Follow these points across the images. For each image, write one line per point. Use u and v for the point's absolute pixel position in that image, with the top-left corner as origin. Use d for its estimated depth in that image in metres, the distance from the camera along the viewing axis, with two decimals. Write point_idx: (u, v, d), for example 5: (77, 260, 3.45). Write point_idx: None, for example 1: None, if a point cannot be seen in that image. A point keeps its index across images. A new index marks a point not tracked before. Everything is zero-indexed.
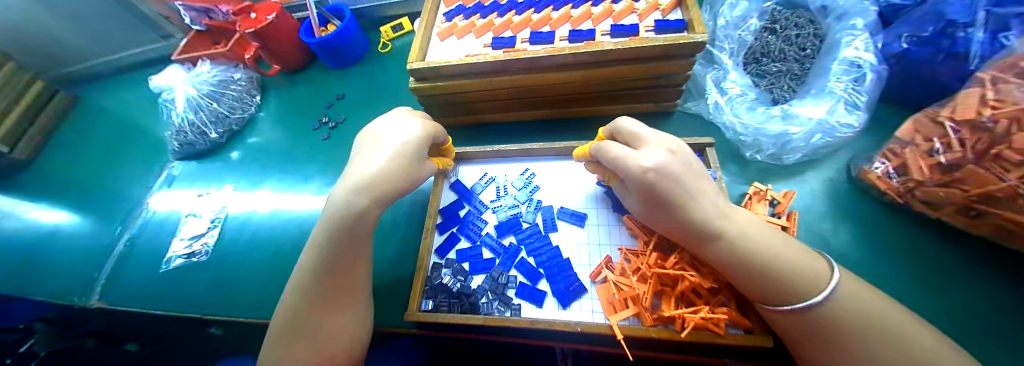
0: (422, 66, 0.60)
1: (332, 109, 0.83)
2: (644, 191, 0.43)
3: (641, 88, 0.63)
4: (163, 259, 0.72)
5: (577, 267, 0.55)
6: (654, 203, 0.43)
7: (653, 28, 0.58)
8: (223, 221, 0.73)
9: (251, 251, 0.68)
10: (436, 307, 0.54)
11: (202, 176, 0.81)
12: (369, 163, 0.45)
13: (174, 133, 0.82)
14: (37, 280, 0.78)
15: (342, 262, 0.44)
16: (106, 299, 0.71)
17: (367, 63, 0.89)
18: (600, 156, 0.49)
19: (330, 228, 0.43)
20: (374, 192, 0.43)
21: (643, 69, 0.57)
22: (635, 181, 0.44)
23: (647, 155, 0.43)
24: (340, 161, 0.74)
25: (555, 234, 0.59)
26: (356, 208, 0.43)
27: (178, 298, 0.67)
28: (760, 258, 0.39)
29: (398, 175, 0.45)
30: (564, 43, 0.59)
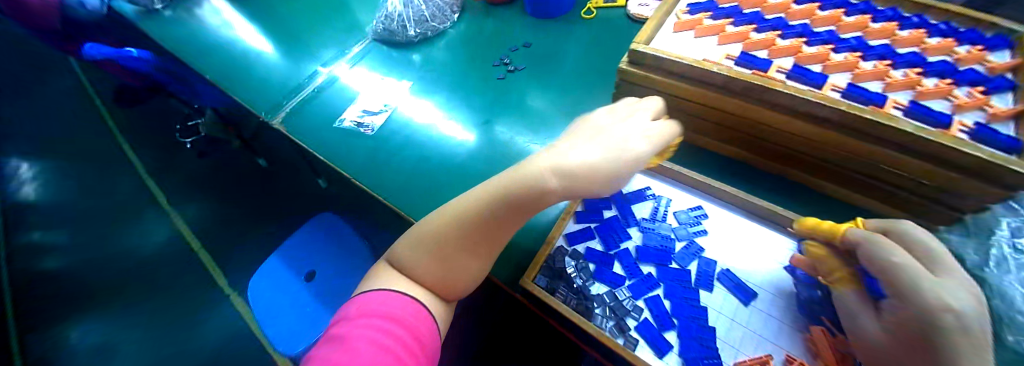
0: (648, 52, 0.54)
1: (515, 54, 0.93)
2: (906, 323, 0.30)
3: (882, 182, 0.52)
4: (338, 118, 0.87)
5: (720, 344, 0.46)
6: (911, 345, 0.30)
7: (969, 130, 0.45)
8: (392, 111, 0.87)
9: (406, 146, 0.81)
10: (551, 289, 0.52)
11: (386, 64, 0.97)
12: (584, 153, 0.40)
13: (382, 19, 0.97)
14: (235, 84, 0.93)
15: (500, 219, 0.41)
16: (286, 126, 0.85)
17: (558, 28, 0.96)
18: (861, 247, 0.37)
19: (511, 186, 0.40)
20: (577, 186, 0.39)
21: (915, 167, 0.46)
22: (904, 303, 0.31)
23: (949, 285, 0.29)
24: (500, 104, 0.86)
25: (707, 293, 0.51)
26: (545, 187, 0.39)
27: (340, 152, 0.80)
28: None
29: (608, 177, 0.40)
30: (833, 94, 0.49)
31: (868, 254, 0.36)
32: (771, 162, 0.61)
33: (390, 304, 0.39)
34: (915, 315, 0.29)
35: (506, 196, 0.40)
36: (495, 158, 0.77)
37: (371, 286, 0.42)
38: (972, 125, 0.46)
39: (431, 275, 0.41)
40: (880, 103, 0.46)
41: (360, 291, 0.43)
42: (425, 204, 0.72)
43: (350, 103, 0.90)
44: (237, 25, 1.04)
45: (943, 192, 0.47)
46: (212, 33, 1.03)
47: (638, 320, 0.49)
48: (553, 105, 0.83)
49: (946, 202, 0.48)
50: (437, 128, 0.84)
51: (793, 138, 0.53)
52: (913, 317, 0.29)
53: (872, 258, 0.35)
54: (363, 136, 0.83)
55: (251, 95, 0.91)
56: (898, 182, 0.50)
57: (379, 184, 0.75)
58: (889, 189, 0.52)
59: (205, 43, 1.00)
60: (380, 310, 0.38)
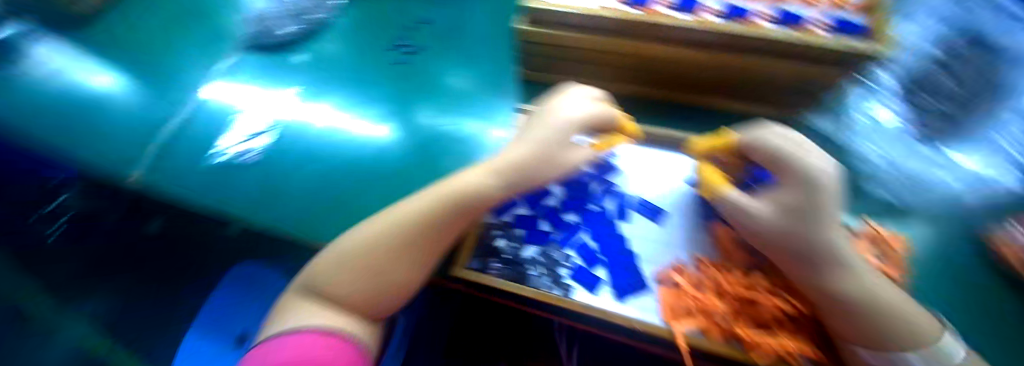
0: (542, 6, 0.51)
1: (409, 34, 0.89)
2: (790, 196, 0.38)
3: (756, 85, 0.57)
4: (212, 150, 0.77)
5: (641, 262, 0.52)
6: (795, 209, 0.37)
7: (829, 28, 0.46)
8: (280, 125, 0.80)
9: (310, 160, 0.75)
10: (484, 268, 0.52)
11: (265, 75, 0.87)
12: (522, 145, 0.48)
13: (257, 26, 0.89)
14: (78, 140, 0.77)
15: (437, 234, 0.44)
16: (149, 175, 0.73)
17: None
18: (745, 145, 0.44)
19: (444, 205, 0.44)
20: (515, 178, 0.46)
21: (777, 67, 0.50)
22: (788, 178, 0.39)
23: (815, 156, 0.38)
24: (404, 91, 0.82)
25: (621, 224, 0.57)
26: (481, 191, 0.45)
27: (226, 187, 0.72)
28: (877, 316, 0.34)
29: (545, 158, 0.47)
30: (712, 16, 0.48)
31: (752, 149, 0.43)
32: (663, 90, 0.67)
33: (293, 354, 0.34)
34: (801, 186, 0.37)
35: (446, 215, 0.44)
36: (406, 150, 0.75)
37: (275, 332, 0.38)
38: (831, 23, 0.47)
39: (356, 296, 0.40)
40: (747, 18, 0.48)
41: (262, 340, 0.38)
42: (336, 217, 0.67)
43: (228, 127, 0.80)
44: (72, 65, 0.87)
45: (797, 85, 0.54)
46: (42, 82, 0.85)
47: (569, 268, 0.51)
48: (460, 81, 0.82)
49: (812, 89, 0.54)
50: (341, 133, 0.78)
51: (675, 66, 0.57)
52: (798, 188, 0.37)
53: (757, 150, 0.42)
54: (250, 163, 0.75)
55: (104, 151, 0.76)
56: (768, 84, 0.55)
57: (281, 209, 0.69)
58: (763, 91, 0.57)
59: (33, 96, 0.82)
60: (278, 359, 0.33)
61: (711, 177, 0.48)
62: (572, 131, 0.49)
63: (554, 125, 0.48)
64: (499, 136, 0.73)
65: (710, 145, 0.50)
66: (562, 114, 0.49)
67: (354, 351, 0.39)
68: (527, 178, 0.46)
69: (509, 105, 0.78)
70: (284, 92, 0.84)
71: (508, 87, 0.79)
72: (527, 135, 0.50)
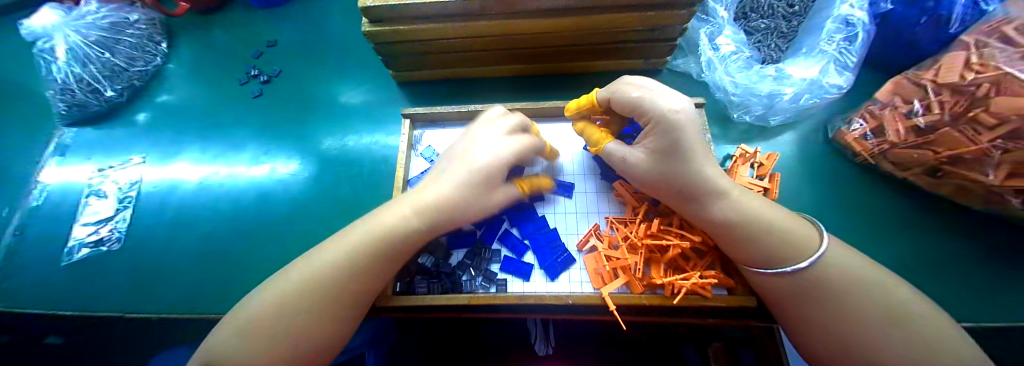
0: (378, 4, 0.47)
1: (262, 58, 0.78)
2: (659, 141, 0.40)
3: (613, 42, 0.59)
4: (66, 248, 0.65)
5: (565, 237, 0.51)
6: (666, 150, 0.40)
7: None
8: (137, 200, 0.68)
9: (183, 233, 0.66)
10: (411, 289, 0.49)
11: (105, 147, 0.73)
12: (439, 185, 0.44)
13: (58, 93, 0.71)
14: None
15: (371, 274, 0.40)
16: None
17: (301, 11, 0.82)
18: (610, 102, 0.45)
19: (371, 243, 0.41)
20: (438, 220, 0.43)
21: (621, 20, 0.52)
22: (652, 125, 0.40)
23: (672, 97, 0.39)
24: (272, 124, 0.72)
25: (540, 204, 0.54)
26: (407, 230, 0.42)
27: (94, 289, 0.62)
28: (751, 228, 0.38)
29: (469, 195, 0.44)
30: None
31: (618, 104, 0.44)
32: (544, 63, 0.66)
33: None
34: (664, 131, 0.39)
35: (374, 255, 0.40)
36: (289, 189, 0.66)
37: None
38: None
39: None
40: None
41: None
42: (231, 287, 0.60)
43: (76, 219, 0.67)
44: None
45: (652, 32, 0.56)
46: None
47: (500, 261, 0.51)
48: (330, 99, 0.73)
49: (659, 36, 0.57)
50: (217, 188, 0.69)
51: (542, 37, 0.56)
52: (664, 132, 0.39)
53: (622, 104, 0.43)
54: (112, 254, 0.64)
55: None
56: (625, 37, 0.57)
57: (171, 294, 0.61)
58: (621, 45, 0.60)
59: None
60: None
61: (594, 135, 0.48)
62: (498, 172, 0.45)
63: (475, 170, 0.44)
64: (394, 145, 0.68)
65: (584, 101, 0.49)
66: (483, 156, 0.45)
67: None
68: (453, 215, 0.44)
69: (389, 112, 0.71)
70: (128, 162, 0.71)
71: (390, 91, 0.73)
72: (439, 176, 0.46)
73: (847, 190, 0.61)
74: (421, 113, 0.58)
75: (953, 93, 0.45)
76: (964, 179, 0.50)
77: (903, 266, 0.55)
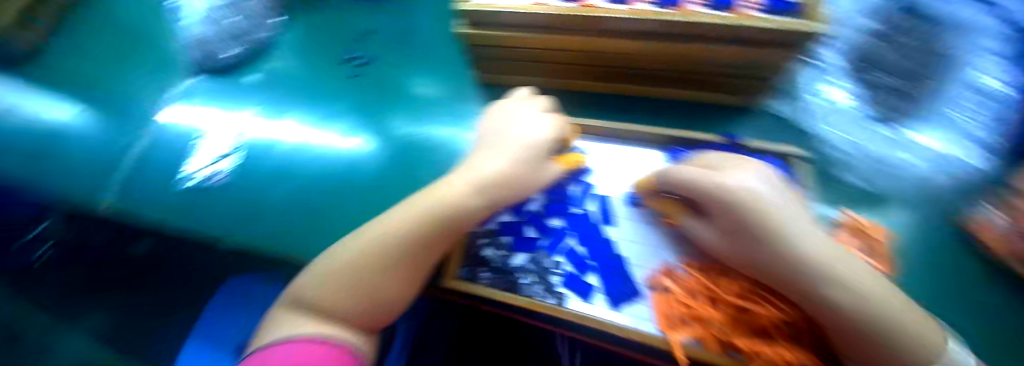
0: (475, 9, 0.49)
1: (363, 42, 0.85)
2: (726, 219, 0.36)
3: (713, 73, 0.56)
4: (179, 178, 0.74)
5: (632, 266, 0.49)
6: (737, 228, 0.35)
7: (762, 6, 0.44)
8: (239, 146, 0.75)
9: (265, 186, 0.71)
10: (475, 278, 0.51)
11: (219, 97, 0.82)
12: (494, 161, 0.46)
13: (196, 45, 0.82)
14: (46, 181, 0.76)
15: (425, 245, 0.43)
16: (117, 204, 0.73)
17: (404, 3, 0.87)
18: (667, 183, 0.44)
19: (420, 222, 0.43)
20: (494, 193, 0.45)
21: (724, 53, 0.49)
22: (712, 203, 0.37)
23: (730, 173, 0.36)
24: (365, 102, 0.78)
25: (611, 227, 0.53)
26: (464, 207, 0.44)
27: (191, 217, 0.69)
28: (882, 319, 0.28)
29: (524, 173, 0.46)
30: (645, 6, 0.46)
31: (673, 183, 0.43)
32: (631, 83, 0.66)
33: (295, 353, 0.36)
34: (727, 207, 0.35)
35: (427, 228, 0.43)
36: (371, 163, 0.70)
37: (270, 338, 0.39)
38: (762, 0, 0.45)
39: (342, 307, 0.40)
40: (675, 4, 0.46)
41: (258, 348, 0.39)
42: (303, 242, 0.63)
43: (191, 153, 0.76)
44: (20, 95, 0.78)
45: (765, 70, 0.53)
46: None
47: (562, 275, 0.49)
48: (415, 88, 0.77)
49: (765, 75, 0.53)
50: (308, 148, 0.74)
51: (632, 59, 0.55)
52: (726, 210, 0.35)
53: (676, 186, 0.42)
54: (213, 189, 0.71)
55: (86, 190, 0.75)
56: (727, 70, 0.54)
57: (248, 236, 0.65)
58: (721, 77, 0.57)
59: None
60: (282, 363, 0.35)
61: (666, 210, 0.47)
62: (549, 149, 0.48)
63: (532, 146, 0.47)
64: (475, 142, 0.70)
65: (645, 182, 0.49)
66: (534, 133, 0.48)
67: (353, 356, 0.39)
68: (506, 194, 0.45)
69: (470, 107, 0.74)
70: (237, 113, 0.79)
71: (477, 89, 0.75)
72: (491, 154, 0.47)
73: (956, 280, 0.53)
74: None
75: None
76: None
77: None
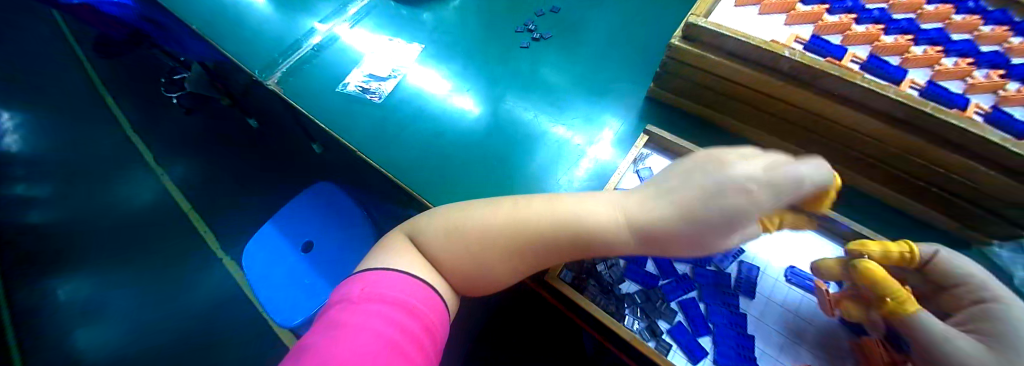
0: (708, 27, 0.48)
1: (540, 19, 0.88)
2: (983, 322, 0.29)
3: (929, 182, 0.50)
4: (341, 82, 0.81)
5: (759, 351, 0.43)
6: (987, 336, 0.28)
7: (984, 112, 0.44)
8: (402, 78, 0.82)
9: (418, 117, 0.76)
10: (579, 288, 0.47)
11: (395, 25, 0.90)
12: (656, 206, 0.33)
13: None
14: (234, 43, 0.86)
15: (554, 250, 0.37)
16: (282, 86, 0.80)
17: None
18: (932, 263, 0.34)
19: (545, 230, 0.35)
20: (643, 240, 0.35)
21: (974, 173, 0.43)
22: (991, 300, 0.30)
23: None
24: (525, 74, 0.81)
25: (747, 299, 0.47)
26: (606, 238, 0.36)
27: (344, 121, 0.76)
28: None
29: (691, 239, 0.32)
30: (852, 65, 0.46)
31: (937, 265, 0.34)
32: (814, 155, 0.59)
33: (401, 289, 0.33)
34: (1005, 315, 0.28)
35: (557, 238, 0.36)
36: (509, 132, 0.74)
37: (375, 265, 0.37)
38: (989, 108, 0.44)
39: (457, 264, 0.37)
40: (899, 80, 0.44)
41: (361, 270, 0.37)
42: (431, 180, 0.69)
43: (354, 65, 0.84)
44: None
45: (1001, 203, 0.46)
46: None
47: (671, 323, 0.46)
48: (574, 82, 0.78)
49: (1004, 208, 0.46)
50: (453, 100, 0.79)
51: (851, 136, 0.50)
52: (998, 316, 0.28)
53: (940, 268, 0.34)
54: (370, 104, 0.78)
55: (260, 62, 0.84)
56: (949, 185, 0.48)
57: (383, 155, 0.72)
58: (931, 188, 0.50)
59: (213, 2, 0.93)
60: (388, 294, 0.32)
61: (891, 284, 0.31)
62: (753, 209, 0.29)
63: (716, 203, 0.29)
64: (608, 149, 0.70)
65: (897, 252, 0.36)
66: (730, 183, 0.29)
67: (444, 313, 0.36)
68: (663, 246, 0.34)
69: (622, 113, 0.73)
70: (408, 45, 0.86)
71: (632, 99, 0.74)
72: (659, 191, 0.34)
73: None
74: (665, 137, 0.56)
75: None
76: None
77: None
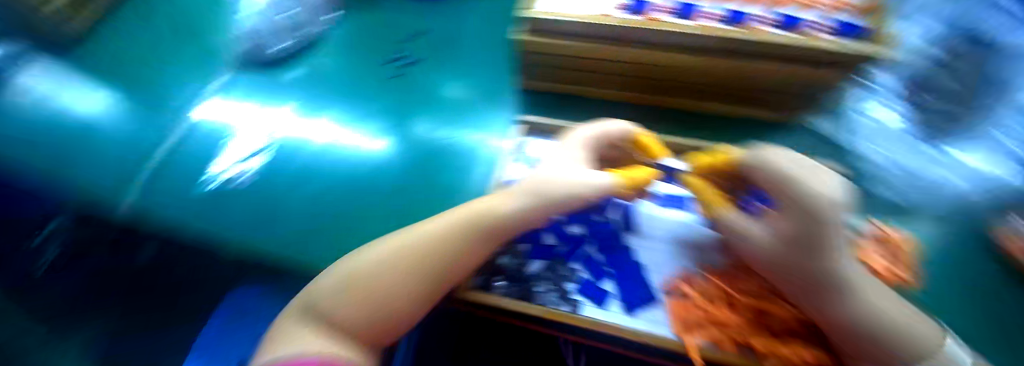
0: None
1: (404, 49, 0.93)
2: (784, 223, 0.35)
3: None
4: (205, 173, 0.74)
5: (646, 275, 0.54)
6: (790, 239, 0.35)
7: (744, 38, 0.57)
8: (276, 144, 0.78)
9: (307, 177, 0.73)
10: (492, 286, 0.55)
11: (259, 93, 0.86)
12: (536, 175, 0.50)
13: (238, 39, 0.86)
14: None
15: (461, 247, 0.45)
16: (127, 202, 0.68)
17: (448, 15, 0.97)
18: (751, 170, 0.39)
19: (451, 226, 0.46)
20: (535, 202, 0.47)
21: None
22: (790, 203, 0.35)
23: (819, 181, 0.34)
24: (406, 99, 0.84)
25: (627, 238, 0.59)
26: (501, 209, 0.47)
27: (212, 216, 0.67)
28: (897, 341, 0.31)
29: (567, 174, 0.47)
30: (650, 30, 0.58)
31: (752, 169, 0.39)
32: None
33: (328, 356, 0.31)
34: (795, 212, 0.34)
35: (465, 231, 0.46)
36: (400, 164, 0.73)
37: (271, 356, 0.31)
38: (744, 35, 0.58)
39: (351, 316, 0.37)
40: None
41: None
42: (320, 248, 0.61)
43: (221, 149, 0.78)
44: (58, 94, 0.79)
45: None
46: None
47: (576, 282, 0.54)
48: (453, 94, 0.84)
49: None
50: (339, 145, 0.78)
51: None
52: (791, 214, 0.34)
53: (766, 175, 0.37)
54: (241, 187, 0.71)
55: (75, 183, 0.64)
56: None
57: (266, 236, 0.65)
58: None
59: None
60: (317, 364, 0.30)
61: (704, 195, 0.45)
62: (581, 150, 0.50)
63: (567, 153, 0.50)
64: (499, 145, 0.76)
65: (710, 162, 0.47)
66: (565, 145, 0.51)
67: None
68: (553, 195, 0.47)
69: (505, 108, 0.80)
70: (279, 109, 0.84)
71: (506, 95, 0.82)
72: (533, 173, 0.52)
73: (983, 303, 0.55)
74: None
75: None
76: None
77: None
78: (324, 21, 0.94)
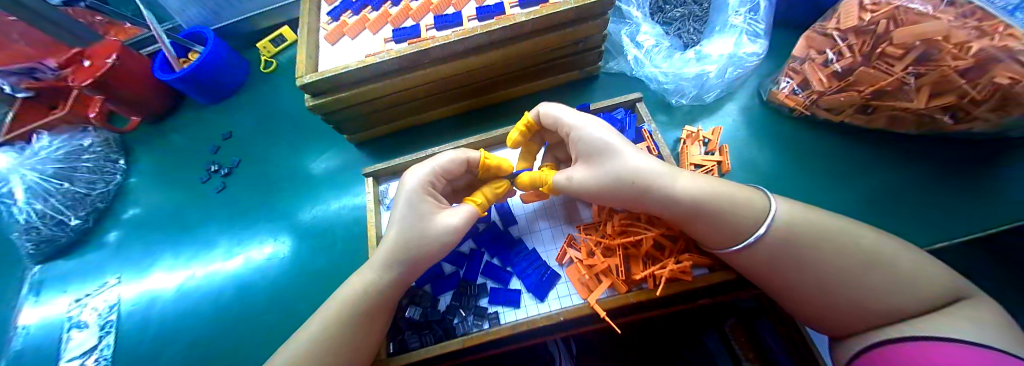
0: (314, 78, 0.50)
1: (220, 152, 0.81)
2: (579, 150, 0.45)
3: (546, 61, 0.64)
4: None
5: (544, 255, 0.54)
6: (590, 157, 0.43)
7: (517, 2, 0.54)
8: (119, 322, 0.69)
9: (172, 333, 0.68)
10: (408, 347, 0.49)
11: (83, 275, 0.74)
12: (395, 238, 0.43)
13: (23, 233, 0.72)
14: None
15: (353, 340, 0.39)
16: None
17: (257, 91, 0.85)
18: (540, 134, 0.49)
19: (334, 333, 0.39)
20: (405, 267, 0.43)
21: (547, 40, 0.56)
22: (577, 138, 0.45)
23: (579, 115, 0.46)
24: (246, 203, 0.75)
25: (515, 227, 0.57)
26: (376, 283, 0.42)
27: None
28: (724, 200, 0.37)
29: (428, 229, 0.44)
30: (431, 32, 0.56)
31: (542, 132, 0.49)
32: (490, 94, 0.70)
33: None
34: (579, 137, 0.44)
35: (345, 322, 0.39)
36: (265, 273, 0.69)
37: None
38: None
39: None
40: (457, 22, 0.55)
41: None
42: None
43: (53, 357, 0.66)
44: None
45: (580, 44, 0.61)
46: None
47: (488, 296, 0.52)
48: (293, 176, 0.76)
49: (585, 46, 0.62)
50: (190, 284, 0.71)
51: (479, 71, 0.60)
52: (579, 140, 0.44)
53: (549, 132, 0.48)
54: None
55: None
56: (553, 55, 0.62)
57: None
58: (552, 62, 0.65)
59: None
60: None
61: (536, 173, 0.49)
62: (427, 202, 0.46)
63: (415, 208, 0.44)
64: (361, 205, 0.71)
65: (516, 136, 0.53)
66: (408, 197, 0.45)
67: None
68: (423, 256, 0.43)
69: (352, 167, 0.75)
70: (106, 280, 0.73)
71: (348, 150, 0.77)
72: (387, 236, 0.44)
73: (800, 147, 0.65)
74: (380, 168, 0.60)
75: (858, 35, 0.54)
76: (893, 109, 0.56)
77: (875, 208, 0.59)
78: (123, 164, 0.82)
